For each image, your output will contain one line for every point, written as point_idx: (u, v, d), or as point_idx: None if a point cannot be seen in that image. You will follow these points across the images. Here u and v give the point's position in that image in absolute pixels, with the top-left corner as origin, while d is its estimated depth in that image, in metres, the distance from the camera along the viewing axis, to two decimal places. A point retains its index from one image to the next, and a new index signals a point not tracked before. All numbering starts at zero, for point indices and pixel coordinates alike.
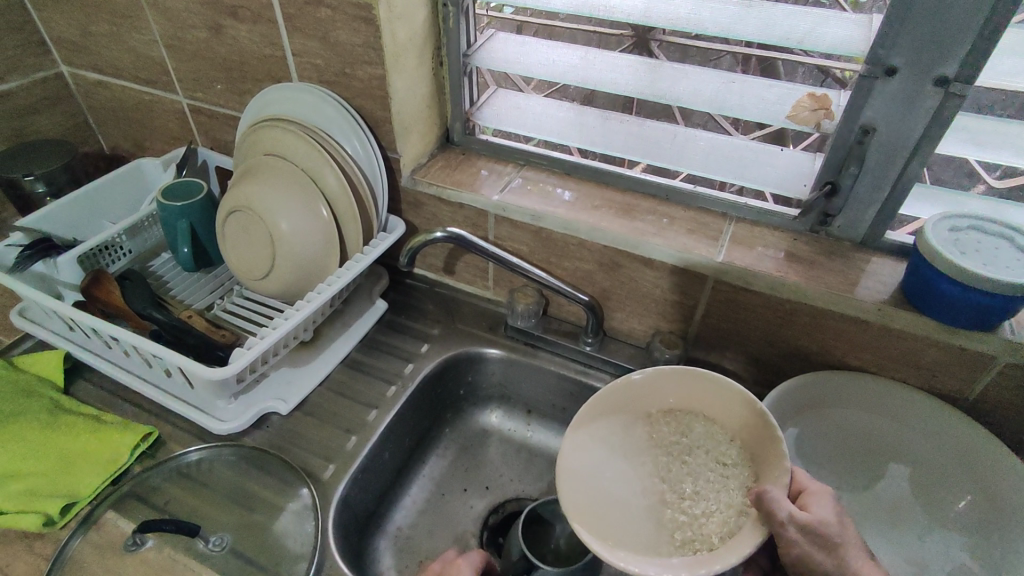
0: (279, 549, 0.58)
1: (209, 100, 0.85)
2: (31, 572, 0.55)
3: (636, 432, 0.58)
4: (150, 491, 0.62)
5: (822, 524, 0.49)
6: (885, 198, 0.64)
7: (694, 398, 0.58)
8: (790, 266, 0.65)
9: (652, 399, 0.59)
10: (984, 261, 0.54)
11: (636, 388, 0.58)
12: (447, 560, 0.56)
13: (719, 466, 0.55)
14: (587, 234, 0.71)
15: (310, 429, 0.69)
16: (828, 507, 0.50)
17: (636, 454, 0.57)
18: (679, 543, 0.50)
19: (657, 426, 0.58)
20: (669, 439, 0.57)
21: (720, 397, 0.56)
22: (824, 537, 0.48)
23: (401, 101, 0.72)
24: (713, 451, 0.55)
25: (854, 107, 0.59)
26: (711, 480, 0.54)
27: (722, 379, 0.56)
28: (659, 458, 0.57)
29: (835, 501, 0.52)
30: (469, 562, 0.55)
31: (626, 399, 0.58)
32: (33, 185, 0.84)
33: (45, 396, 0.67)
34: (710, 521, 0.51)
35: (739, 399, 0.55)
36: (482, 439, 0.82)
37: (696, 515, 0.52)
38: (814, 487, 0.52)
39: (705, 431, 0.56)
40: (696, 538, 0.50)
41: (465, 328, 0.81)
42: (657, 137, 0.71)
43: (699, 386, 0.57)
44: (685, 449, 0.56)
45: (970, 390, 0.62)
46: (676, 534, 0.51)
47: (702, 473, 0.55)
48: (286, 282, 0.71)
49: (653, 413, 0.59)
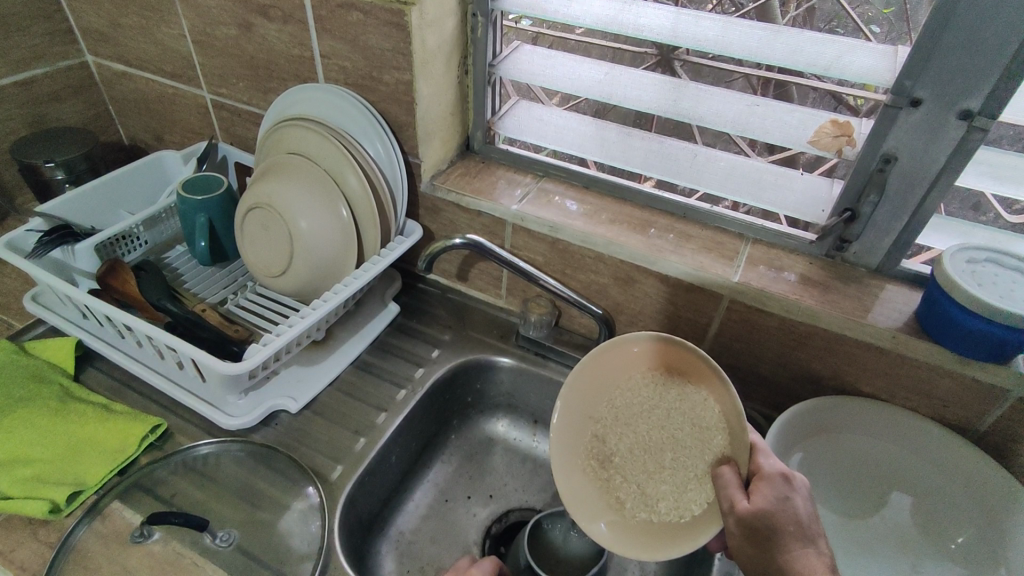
0: (284, 548, 0.57)
1: (233, 96, 0.85)
2: (35, 559, 0.54)
3: (618, 402, 0.60)
4: (157, 484, 0.61)
5: (759, 516, 0.47)
6: (903, 227, 0.64)
7: (667, 361, 0.59)
8: (805, 290, 0.66)
9: (629, 365, 0.60)
10: (1000, 294, 0.55)
11: (611, 358, 0.61)
12: (460, 569, 0.56)
13: (695, 429, 0.56)
14: (603, 247, 0.71)
15: (319, 428, 0.69)
16: (772, 494, 0.49)
17: (620, 425, 0.60)
18: (665, 512, 0.55)
19: (635, 393, 0.60)
20: (647, 403, 0.59)
21: (690, 361, 0.58)
22: (761, 533, 0.47)
23: (426, 107, 0.73)
24: (689, 414, 0.57)
25: (878, 135, 0.60)
26: (688, 445, 0.56)
27: (694, 346, 0.57)
28: (639, 426, 0.59)
29: (791, 488, 0.49)
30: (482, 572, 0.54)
31: (603, 371, 0.61)
32: (53, 172, 0.85)
33: (56, 383, 0.67)
34: (688, 490, 0.55)
35: (705, 364, 0.56)
36: (487, 447, 0.82)
37: (675, 483, 0.55)
38: (769, 470, 0.50)
39: (680, 393, 0.58)
40: (678, 507, 0.55)
41: (476, 336, 0.81)
42: (677, 154, 0.72)
43: (670, 351, 0.59)
44: (662, 413, 0.58)
45: (979, 421, 0.62)
46: (661, 504, 0.56)
47: (680, 438, 0.56)
48: (303, 280, 0.72)
49: (631, 379, 0.60)
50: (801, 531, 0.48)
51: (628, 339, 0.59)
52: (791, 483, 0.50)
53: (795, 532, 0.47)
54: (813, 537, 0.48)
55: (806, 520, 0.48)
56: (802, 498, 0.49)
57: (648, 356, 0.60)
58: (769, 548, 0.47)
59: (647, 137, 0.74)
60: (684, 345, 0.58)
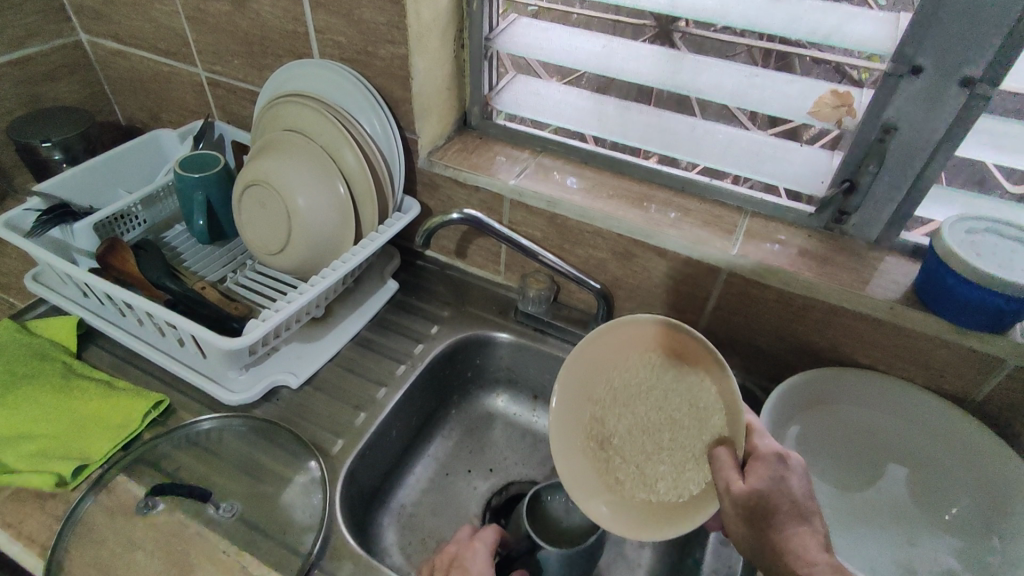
0: (287, 520, 0.58)
1: (228, 74, 0.85)
2: (44, 530, 0.55)
3: (616, 384, 0.60)
4: (160, 458, 0.62)
5: (755, 496, 0.48)
6: (902, 198, 0.64)
7: (663, 342, 0.59)
8: (803, 262, 0.66)
9: (626, 348, 0.60)
10: (999, 264, 0.54)
11: (608, 341, 0.60)
12: (462, 540, 0.57)
13: (692, 410, 0.56)
14: (601, 221, 0.71)
15: (320, 403, 0.69)
16: (767, 474, 0.49)
17: (618, 406, 0.60)
18: (663, 492, 0.56)
19: (633, 375, 0.60)
20: (644, 385, 0.59)
21: (686, 342, 0.57)
22: (758, 513, 0.48)
23: (422, 82, 0.72)
24: (686, 395, 0.57)
25: (878, 105, 0.60)
26: (685, 426, 0.56)
27: (689, 328, 0.57)
28: (637, 408, 0.59)
29: (786, 467, 0.50)
30: (483, 544, 0.57)
31: (600, 353, 0.61)
32: (50, 152, 0.85)
33: (59, 360, 0.68)
34: (686, 469, 0.55)
35: (700, 345, 0.57)
36: (487, 422, 0.82)
37: (673, 464, 0.56)
38: (764, 450, 0.51)
39: (676, 374, 0.58)
40: (676, 487, 0.55)
41: (475, 312, 0.81)
42: (675, 128, 0.72)
43: (665, 332, 0.58)
44: (659, 394, 0.58)
45: (975, 391, 0.62)
46: (659, 483, 0.56)
47: (677, 419, 0.57)
48: (301, 258, 0.72)
49: (628, 361, 0.60)
50: (796, 509, 0.49)
51: (625, 322, 0.59)
52: (786, 462, 0.50)
53: (791, 510, 0.48)
54: (808, 514, 0.49)
55: (801, 497, 0.49)
56: (797, 477, 0.50)
57: (644, 338, 0.59)
58: (764, 526, 0.48)
59: (647, 111, 0.74)
60: (679, 327, 0.58)
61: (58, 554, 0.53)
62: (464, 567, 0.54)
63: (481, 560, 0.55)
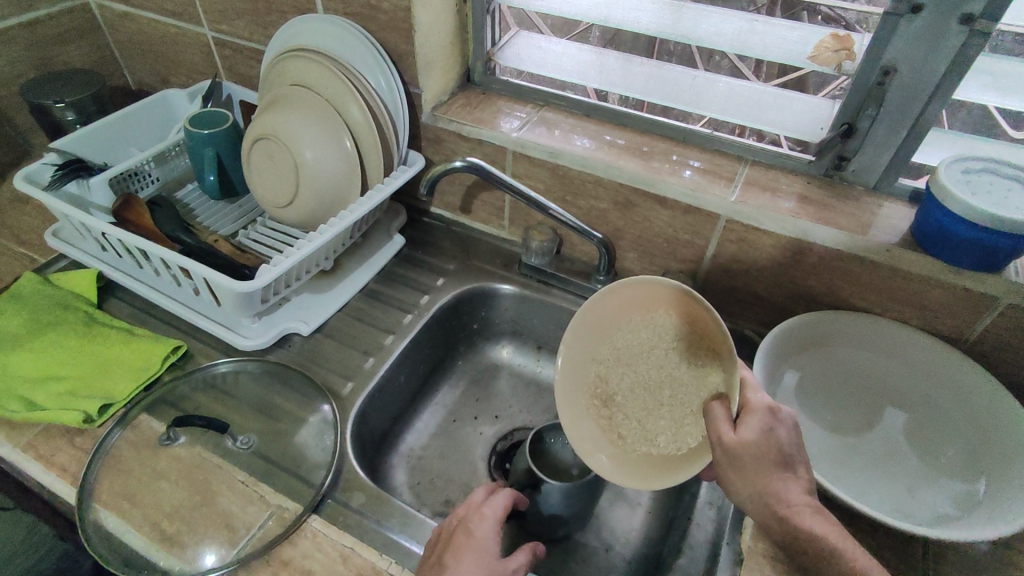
0: (300, 457, 0.61)
1: (234, 33, 0.86)
2: (75, 463, 0.59)
3: (620, 342, 0.59)
4: (180, 398, 0.65)
5: (746, 446, 0.46)
6: (901, 142, 0.64)
7: (667, 302, 0.56)
8: (802, 208, 0.66)
9: (630, 307, 0.58)
10: (994, 201, 0.55)
11: (611, 301, 0.58)
12: (472, 505, 0.54)
13: (693, 367, 0.55)
14: (603, 171, 0.72)
15: (330, 349, 0.72)
16: (759, 426, 0.48)
17: (622, 365, 0.59)
18: (664, 445, 0.55)
19: (636, 333, 0.58)
20: (647, 343, 0.57)
21: (690, 302, 0.54)
22: (749, 462, 0.46)
23: (425, 35, 0.73)
24: (688, 352, 0.55)
25: (877, 47, 0.60)
26: (686, 383, 0.55)
27: (691, 290, 0.53)
28: (640, 366, 0.57)
29: (777, 420, 0.48)
30: (493, 512, 0.53)
31: (603, 314, 0.59)
32: (64, 113, 0.87)
33: (81, 310, 0.71)
34: (685, 423, 0.54)
35: (702, 307, 0.53)
36: (493, 372, 0.85)
37: (674, 418, 0.55)
38: (758, 404, 0.49)
39: (679, 333, 0.56)
40: (676, 440, 0.54)
41: (480, 265, 0.83)
42: (677, 78, 0.72)
43: (668, 292, 0.56)
44: (662, 353, 0.56)
45: (969, 331, 0.63)
46: (660, 438, 0.55)
47: (678, 376, 0.55)
48: (310, 211, 0.74)
49: (632, 319, 0.58)
50: (783, 458, 0.47)
51: (628, 283, 0.57)
52: (777, 415, 0.49)
53: (778, 459, 0.47)
54: (794, 463, 0.48)
55: (790, 448, 0.48)
56: (787, 430, 0.49)
57: (648, 298, 0.57)
58: (751, 474, 0.46)
59: (647, 64, 0.74)
60: (684, 288, 0.54)
61: (89, 482, 0.57)
62: (469, 531, 0.51)
63: (489, 527, 0.52)
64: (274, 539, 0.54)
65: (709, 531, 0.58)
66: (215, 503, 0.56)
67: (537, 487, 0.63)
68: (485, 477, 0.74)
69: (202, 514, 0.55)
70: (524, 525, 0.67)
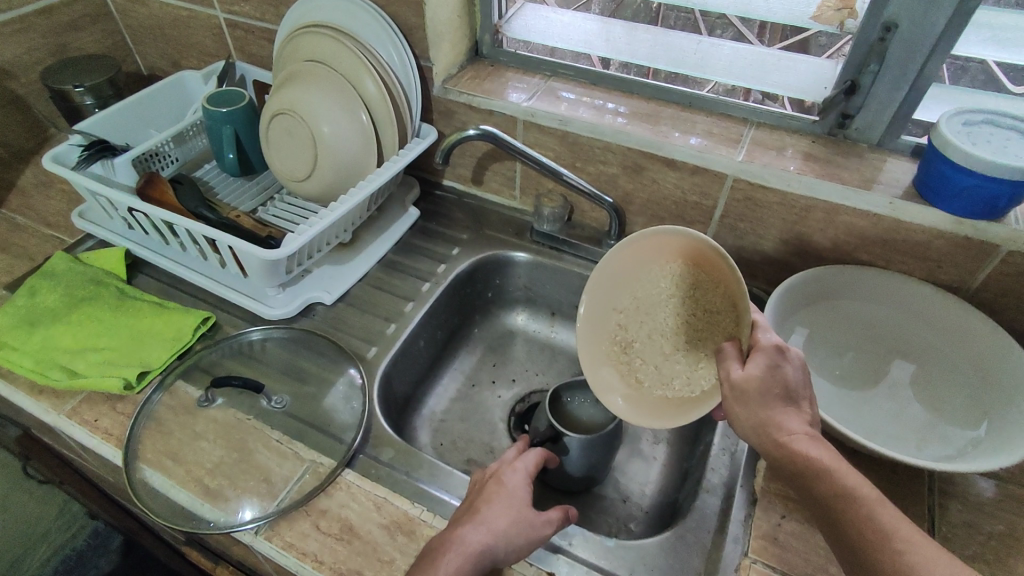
0: (329, 417, 0.64)
1: (246, 13, 0.87)
2: (118, 426, 0.62)
3: (638, 292, 0.61)
4: (212, 366, 0.68)
5: (754, 380, 0.48)
6: (903, 98, 0.66)
7: (685, 252, 0.57)
8: (807, 165, 0.68)
9: (647, 258, 0.59)
10: (994, 150, 0.57)
11: (630, 254, 0.59)
12: (503, 460, 0.57)
13: (708, 314, 0.57)
14: (612, 136, 0.74)
15: (353, 317, 0.75)
16: (764, 362, 0.49)
17: (641, 314, 0.61)
18: (679, 388, 0.58)
19: (655, 284, 0.60)
20: (665, 293, 0.59)
21: (706, 252, 0.55)
22: (756, 395, 0.48)
23: (434, 8, 0.75)
24: (704, 300, 0.57)
25: (879, 3, 0.61)
26: (700, 329, 0.57)
27: (707, 240, 0.53)
28: (658, 315, 0.60)
29: (782, 358, 0.50)
30: (524, 467, 0.56)
31: (622, 266, 0.60)
32: (82, 98, 0.89)
33: (113, 286, 0.74)
34: (700, 367, 0.57)
35: (719, 256, 0.53)
36: (508, 338, 0.88)
37: (689, 363, 0.58)
38: (765, 343, 0.50)
39: (697, 281, 0.57)
40: (690, 383, 0.57)
41: (493, 235, 0.85)
42: (682, 44, 0.74)
43: (687, 242, 0.56)
44: (679, 300, 0.58)
45: (971, 279, 0.65)
46: (675, 381, 0.58)
47: (694, 323, 0.58)
48: (329, 183, 0.76)
49: (650, 270, 0.60)
50: (784, 394, 0.49)
51: (646, 236, 0.57)
52: (784, 354, 0.50)
53: (779, 395, 0.49)
54: (796, 399, 0.49)
55: (794, 386, 0.49)
56: (794, 368, 0.50)
57: (666, 247, 0.58)
58: (756, 406, 0.48)
59: (652, 30, 0.76)
60: (698, 238, 0.55)
61: (133, 443, 0.60)
62: (501, 480, 0.54)
63: (519, 479, 0.54)
64: (311, 491, 0.56)
65: (724, 475, 0.61)
66: (252, 459, 0.59)
67: (558, 439, 0.65)
68: (505, 436, 0.77)
69: (242, 470, 0.58)
70: (546, 479, 0.70)
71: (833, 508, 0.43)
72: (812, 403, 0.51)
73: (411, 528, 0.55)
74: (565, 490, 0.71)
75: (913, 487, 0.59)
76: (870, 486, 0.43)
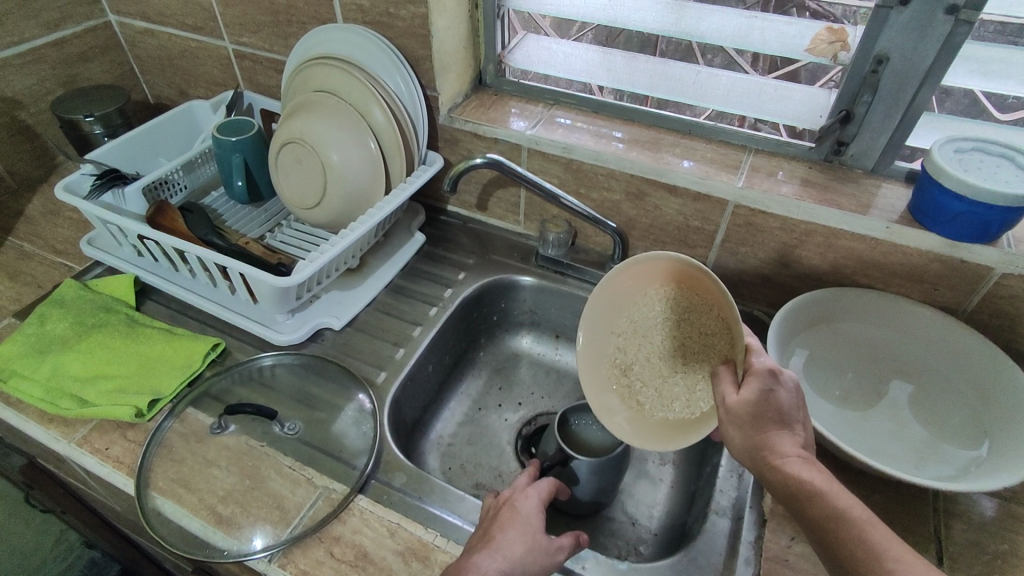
0: (340, 442, 0.64)
1: (254, 45, 0.89)
2: (129, 454, 0.62)
3: (636, 315, 0.62)
4: (222, 392, 0.68)
5: (748, 405, 0.49)
6: (896, 126, 0.68)
7: (679, 275, 0.58)
8: (805, 191, 0.70)
9: (643, 282, 0.61)
10: (985, 176, 0.59)
11: (626, 279, 0.61)
12: (516, 487, 0.58)
13: (704, 336, 0.58)
14: (615, 163, 0.76)
15: (361, 342, 0.75)
16: (757, 386, 0.50)
17: (639, 336, 0.62)
18: (678, 410, 0.59)
19: (651, 307, 0.61)
20: (661, 316, 0.60)
21: (697, 275, 0.56)
22: (754, 419, 0.49)
23: (441, 41, 0.77)
24: (699, 322, 0.58)
25: (870, 37, 0.64)
26: (698, 351, 0.58)
27: (699, 264, 0.54)
28: (655, 337, 0.61)
29: (778, 382, 0.50)
30: (537, 492, 0.57)
31: (619, 291, 0.62)
32: (91, 127, 0.90)
33: (122, 313, 0.74)
34: (698, 389, 0.58)
35: (710, 280, 0.54)
36: (514, 361, 0.89)
37: (687, 385, 0.58)
38: (759, 366, 0.51)
39: (693, 304, 0.58)
40: (689, 405, 0.58)
41: (498, 259, 0.87)
42: (681, 74, 0.76)
43: (681, 266, 0.57)
44: (675, 323, 0.60)
45: (967, 301, 0.67)
46: (675, 404, 0.59)
47: (691, 345, 0.59)
48: (338, 210, 0.78)
49: (647, 293, 0.61)
50: (781, 418, 0.50)
51: (640, 261, 0.58)
52: (777, 377, 0.50)
53: (777, 419, 0.49)
54: (791, 423, 0.50)
55: (788, 409, 0.50)
56: (787, 391, 0.50)
57: (661, 271, 0.59)
58: (757, 430, 0.49)
59: (651, 60, 0.77)
60: (689, 262, 0.56)
61: (145, 471, 0.60)
62: (514, 507, 0.54)
63: (533, 505, 0.55)
64: (325, 518, 0.57)
65: (733, 496, 0.62)
66: (265, 486, 0.59)
67: (567, 462, 0.66)
68: (513, 460, 0.77)
69: (255, 497, 0.58)
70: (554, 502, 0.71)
71: (827, 529, 0.44)
72: (805, 423, 0.51)
73: (425, 554, 0.55)
74: (574, 514, 0.71)
75: (919, 507, 0.60)
76: (863, 507, 0.44)
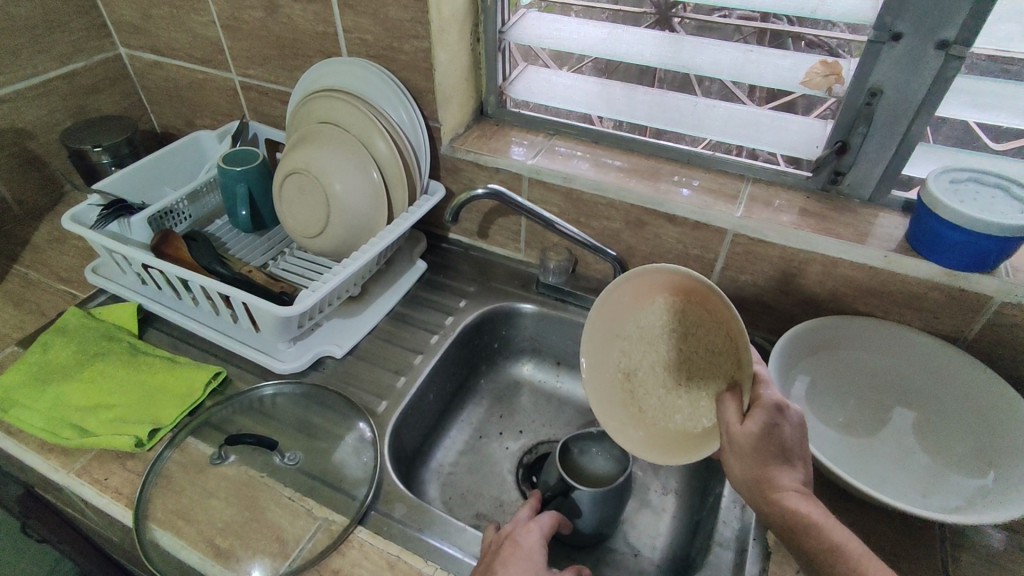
0: (340, 472, 0.64)
1: (260, 76, 0.91)
2: (128, 485, 0.61)
3: (642, 323, 0.61)
4: (223, 421, 0.68)
5: (753, 437, 0.49)
6: (891, 156, 0.69)
7: (687, 287, 0.57)
8: (803, 220, 0.71)
9: (650, 289, 0.60)
10: (981, 207, 0.59)
11: (632, 285, 0.60)
12: (518, 520, 0.57)
13: (712, 351, 0.57)
14: (615, 193, 0.77)
15: (362, 370, 0.75)
16: (764, 419, 0.49)
17: (644, 344, 0.62)
18: (681, 422, 0.59)
19: (658, 315, 0.60)
20: (668, 327, 0.60)
21: (706, 291, 0.55)
22: (757, 453, 0.48)
23: (443, 73, 0.79)
24: (706, 336, 0.57)
25: (863, 72, 0.65)
26: (704, 367, 0.58)
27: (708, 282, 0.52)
28: (661, 347, 0.60)
29: (785, 417, 0.49)
30: (539, 526, 0.56)
31: (626, 296, 0.61)
32: (99, 157, 0.91)
33: (125, 342, 0.75)
34: (702, 404, 0.57)
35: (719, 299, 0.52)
36: (515, 388, 0.89)
37: (691, 399, 0.58)
38: (768, 399, 0.50)
39: (701, 318, 0.57)
40: (691, 419, 0.58)
41: (499, 287, 0.87)
42: (678, 106, 0.77)
43: (689, 279, 0.56)
44: (681, 335, 0.59)
45: (967, 329, 0.67)
46: (677, 415, 0.59)
47: (698, 359, 0.58)
48: (341, 237, 0.78)
49: (654, 301, 0.61)
50: (784, 453, 0.49)
51: (647, 271, 0.58)
52: (786, 412, 0.49)
53: (780, 453, 0.49)
54: (794, 458, 0.49)
55: (793, 445, 0.49)
56: (792, 426, 0.49)
57: (669, 281, 0.58)
58: (761, 463, 0.48)
59: (649, 92, 0.79)
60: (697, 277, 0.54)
61: (143, 502, 0.59)
62: (516, 541, 0.53)
63: (534, 539, 0.55)
64: (324, 550, 0.56)
65: (736, 528, 0.61)
66: (264, 517, 0.59)
67: (568, 492, 0.65)
68: (513, 489, 0.76)
69: (254, 529, 0.58)
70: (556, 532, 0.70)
71: (824, 563, 0.44)
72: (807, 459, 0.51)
73: None
74: (577, 545, 0.70)
75: (925, 538, 0.59)
76: (858, 542, 0.45)
